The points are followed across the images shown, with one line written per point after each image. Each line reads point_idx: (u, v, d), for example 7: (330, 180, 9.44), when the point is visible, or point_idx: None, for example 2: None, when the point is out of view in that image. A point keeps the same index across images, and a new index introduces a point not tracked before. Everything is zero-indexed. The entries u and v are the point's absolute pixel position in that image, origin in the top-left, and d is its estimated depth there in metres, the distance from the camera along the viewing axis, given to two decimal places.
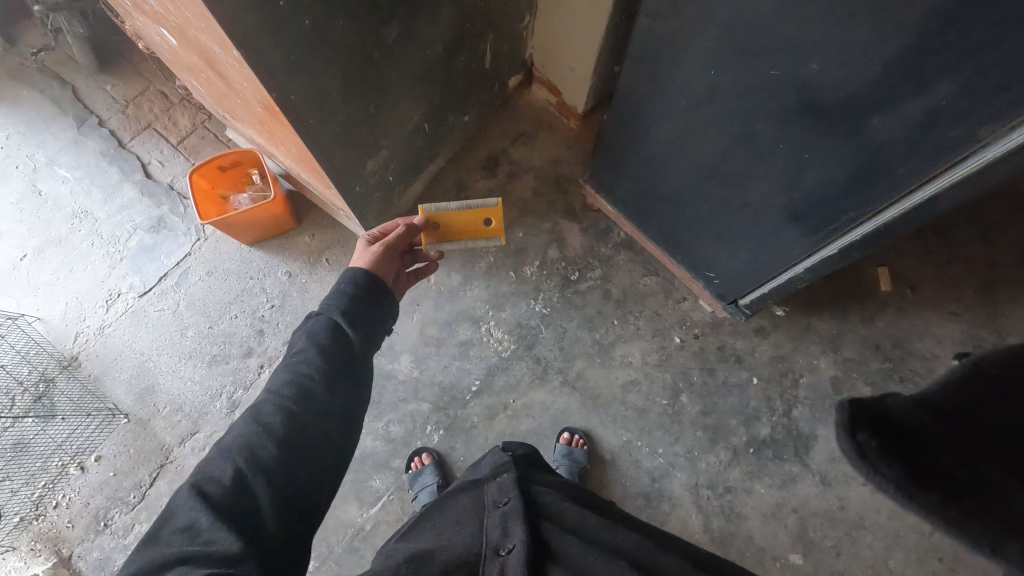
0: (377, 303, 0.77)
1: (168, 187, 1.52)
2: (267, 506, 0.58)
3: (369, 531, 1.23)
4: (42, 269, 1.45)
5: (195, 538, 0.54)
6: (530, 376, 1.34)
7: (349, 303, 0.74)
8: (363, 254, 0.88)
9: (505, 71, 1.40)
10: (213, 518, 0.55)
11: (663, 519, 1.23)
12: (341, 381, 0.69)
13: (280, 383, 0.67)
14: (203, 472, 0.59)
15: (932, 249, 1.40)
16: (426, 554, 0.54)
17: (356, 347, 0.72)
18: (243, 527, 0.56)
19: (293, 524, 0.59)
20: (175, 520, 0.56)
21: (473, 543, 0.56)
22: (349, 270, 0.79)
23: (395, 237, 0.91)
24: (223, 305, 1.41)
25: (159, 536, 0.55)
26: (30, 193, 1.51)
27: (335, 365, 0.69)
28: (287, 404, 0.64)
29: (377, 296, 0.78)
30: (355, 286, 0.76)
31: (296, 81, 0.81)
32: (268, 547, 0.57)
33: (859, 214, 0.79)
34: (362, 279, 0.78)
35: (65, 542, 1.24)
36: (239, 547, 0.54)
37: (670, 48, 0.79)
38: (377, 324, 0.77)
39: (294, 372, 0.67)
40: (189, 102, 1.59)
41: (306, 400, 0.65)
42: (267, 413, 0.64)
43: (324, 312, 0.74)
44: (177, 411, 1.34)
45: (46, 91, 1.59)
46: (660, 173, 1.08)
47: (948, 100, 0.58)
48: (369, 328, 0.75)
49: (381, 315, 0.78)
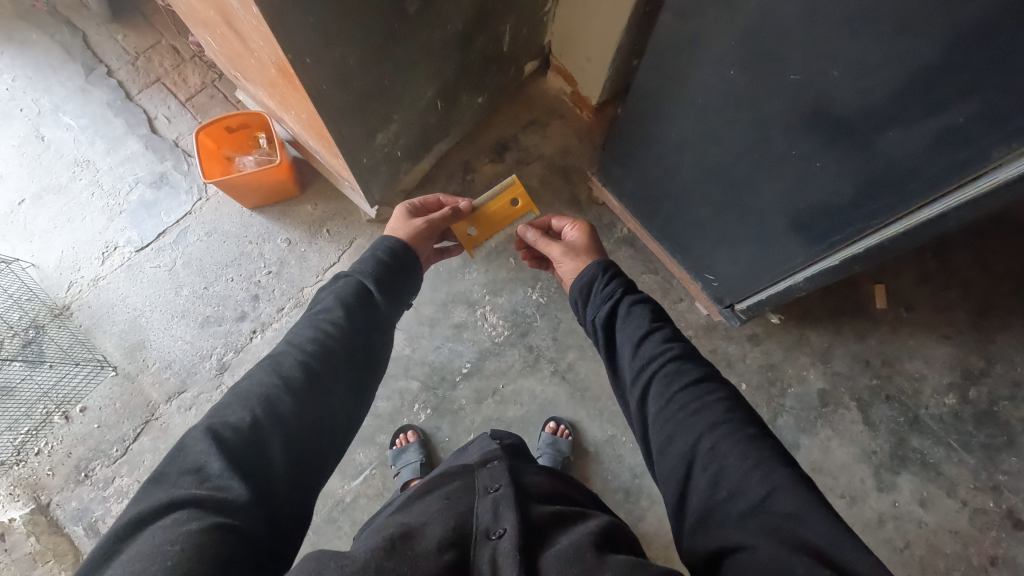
0: (403, 272, 0.81)
1: (173, 143, 1.51)
2: (279, 462, 0.56)
3: (349, 503, 1.24)
4: (41, 214, 1.44)
5: (204, 481, 0.51)
6: (521, 363, 1.34)
7: (379, 269, 0.78)
8: (404, 226, 0.91)
9: (521, 57, 1.39)
10: (223, 463, 0.53)
11: (640, 514, 1.23)
12: (358, 342, 0.70)
13: (303, 339, 0.67)
14: (218, 417, 0.58)
15: (929, 270, 1.41)
16: (413, 534, 0.51)
17: (379, 307, 0.76)
18: (253, 477, 0.54)
19: (299, 486, 0.57)
20: (183, 460, 0.53)
21: (462, 525, 0.52)
22: (385, 240, 0.83)
23: (439, 217, 0.93)
24: (220, 267, 1.40)
25: (164, 476, 0.52)
26: (32, 138, 1.49)
27: (358, 332, 0.71)
28: (307, 360, 0.64)
29: (405, 267, 0.82)
30: (388, 253, 0.81)
31: (312, 43, 0.79)
32: (275, 505, 0.54)
33: (864, 227, 0.78)
34: (394, 249, 0.81)
35: (43, 489, 1.24)
36: (249, 497, 0.51)
37: (692, 44, 0.78)
38: (400, 295, 0.80)
39: (318, 329, 0.68)
40: (200, 59, 1.57)
41: (323, 356, 0.66)
42: (288, 365, 0.63)
43: (353, 275, 0.76)
44: (166, 368, 1.33)
45: (56, 36, 1.57)
46: (670, 172, 1.07)
47: (967, 118, 0.57)
48: (393, 292, 0.79)
49: (407, 286, 0.82)
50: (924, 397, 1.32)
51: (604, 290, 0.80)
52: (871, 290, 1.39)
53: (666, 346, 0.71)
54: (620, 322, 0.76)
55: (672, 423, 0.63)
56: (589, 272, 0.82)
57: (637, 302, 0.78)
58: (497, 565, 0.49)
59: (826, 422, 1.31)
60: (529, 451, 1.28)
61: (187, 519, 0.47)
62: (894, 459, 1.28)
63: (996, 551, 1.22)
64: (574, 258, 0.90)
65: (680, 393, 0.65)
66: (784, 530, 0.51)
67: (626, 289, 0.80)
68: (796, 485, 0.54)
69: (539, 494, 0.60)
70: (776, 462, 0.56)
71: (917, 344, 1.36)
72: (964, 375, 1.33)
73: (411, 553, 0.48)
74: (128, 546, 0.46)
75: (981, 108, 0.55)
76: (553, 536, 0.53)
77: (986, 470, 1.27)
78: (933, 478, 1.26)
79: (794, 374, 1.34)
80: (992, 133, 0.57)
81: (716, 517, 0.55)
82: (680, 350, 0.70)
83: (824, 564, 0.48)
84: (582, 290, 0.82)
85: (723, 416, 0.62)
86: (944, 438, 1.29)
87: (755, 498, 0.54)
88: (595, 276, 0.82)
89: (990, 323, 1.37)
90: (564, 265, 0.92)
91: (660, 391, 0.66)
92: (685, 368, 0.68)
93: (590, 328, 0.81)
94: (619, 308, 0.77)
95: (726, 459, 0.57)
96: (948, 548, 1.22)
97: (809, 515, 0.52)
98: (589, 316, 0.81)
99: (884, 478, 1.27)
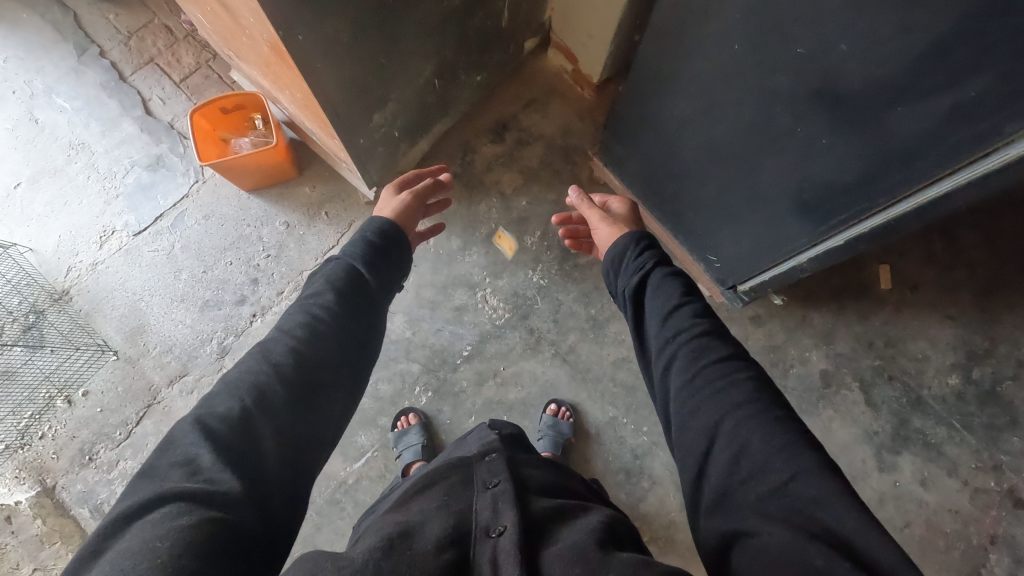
0: (394, 256, 0.80)
1: (168, 126, 1.49)
2: (274, 453, 0.56)
3: (351, 485, 1.25)
4: (37, 198, 1.43)
5: (194, 475, 0.51)
6: (522, 345, 1.34)
7: (369, 249, 0.77)
8: (392, 204, 0.90)
9: (520, 33, 1.36)
10: (214, 457, 0.52)
11: (642, 495, 1.24)
12: (352, 323, 0.70)
13: (293, 324, 0.67)
14: (209, 406, 0.57)
15: (935, 250, 1.39)
16: (412, 531, 0.51)
17: (372, 288, 0.75)
18: (246, 471, 0.53)
19: (295, 479, 0.57)
20: (173, 453, 0.53)
21: (461, 521, 0.52)
22: (376, 221, 0.82)
23: (423, 186, 0.92)
24: (219, 251, 1.40)
25: (155, 470, 0.52)
26: (25, 120, 1.47)
27: (351, 316, 0.70)
28: (297, 347, 0.64)
29: (397, 248, 0.81)
30: (380, 235, 0.80)
31: (303, 19, 0.77)
32: (270, 495, 0.54)
33: (871, 206, 0.77)
34: (385, 231, 0.80)
35: (49, 472, 1.25)
36: (240, 490, 0.51)
37: (697, 18, 0.76)
38: (392, 275, 0.79)
39: (309, 314, 0.68)
40: (194, 38, 1.54)
41: (314, 342, 0.65)
42: (279, 352, 0.63)
43: (345, 257, 0.75)
44: (167, 352, 1.33)
45: (47, 15, 1.54)
46: (672, 152, 1.06)
47: (980, 92, 0.55)
48: (385, 275, 0.78)
49: (398, 267, 0.81)
50: (927, 377, 1.31)
51: (636, 260, 0.79)
52: (875, 271, 1.38)
53: (695, 320, 0.70)
54: (650, 291, 0.75)
55: (695, 399, 0.63)
56: (623, 242, 0.82)
57: (669, 274, 0.77)
58: (498, 563, 0.48)
59: (827, 402, 1.30)
60: (530, 433, 1.28)
61: (177, 514, 0.47)
62: (896, 439, 1.28)
63: (996, 529, 1.22)
64: (611, 223, 0.89)
65: (706, 368, 0.64)
66: (803, 516, 0.51)
67: (659, 261, 0.79)
68: (821, 470, 0.53)
69: (538, 488, 0.59)
70: (800, 444, 0.56)
71: (922, 324, 1.34)
72: (968, 355, 1.32)
73: (409, 553, 0.48)
74: (116, 543, 0.46)
75: (996, 82, 0.54)
76: (552, 532, 0.52)
77: (988, 450, 1.26)
78: (934, 458, 1.26)
79: (796, 355, 1.33)
80: (1004, 108, 0.55)
81: (735, 497, 0.55)
82: (708, 327, 0.69)
83: (844, 555, 0.47)
84: (614, 261, 0.82)
85: (750, 396, 0.61)
86: (946, 418, 1.29)
87: (778, 480, 0.53)
88: (627, 246, 0.81)
89: (995, 304, 1.35)
90: (600, 229, 0.91)
91: (684, 365, 0.66)
92: (711, 345, 0.67)
93: (620, 299, 0.80)
94: (650, 279, 0.76)
95: (751, 437, 0.57)
96: (948, 527, 1.22)
97: (833, 501, 0.51)
98: (620, 286, 0.80)
99: (885, 458, 1.27)
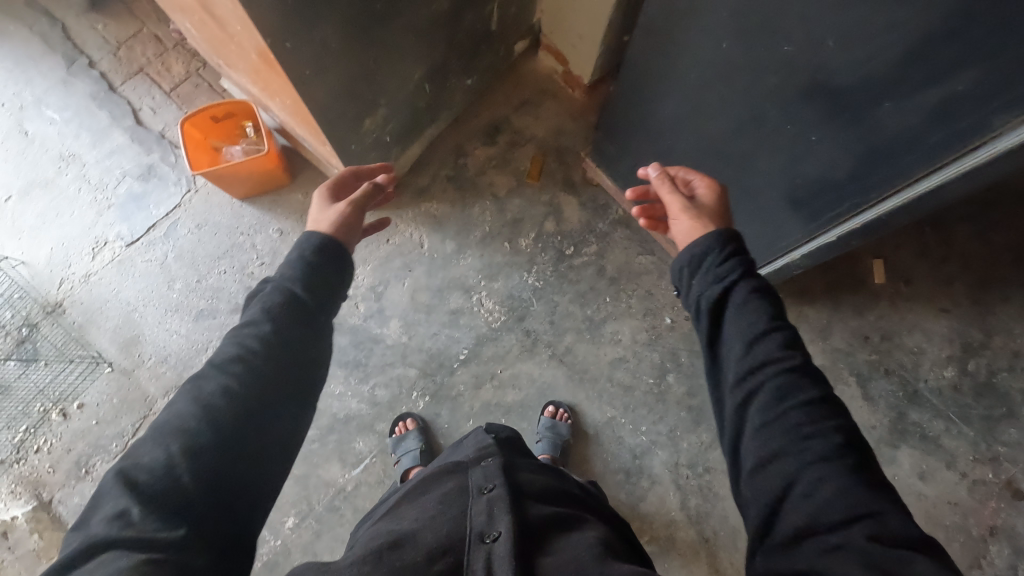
0: (336, 270, 0.71)
1: (159, 135, 1.48)
2: (211, 487, 0.53)
3: (350, 492, 1.24)
4: (28, 211, 1.42)
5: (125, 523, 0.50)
6: (519, 347, 1.34)
7: (305, 269, 0.68)
8: (325, 215, 0.77)
9: (510, 36, 1.36)
10: (143, 505, 0.51)
11: (641, 495, 1.24)
12: (286, 352, 0.63)
13: (223, 361, 0.61)
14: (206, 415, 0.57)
15: (927, 244, 1.40)
16: (405, 542, 0.51)
17: (309, 309, 0.66)
18: (180, 513, 0.51)
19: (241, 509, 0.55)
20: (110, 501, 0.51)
21: (456, 530, 0.52)
22: (310, 235, 0.71)
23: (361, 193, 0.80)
24: (212, 260, 1.39)
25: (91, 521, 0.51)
26: (15, 133, 1.47)
27: (285, 344, 0.63)
28: (228, 386, 0.59)
29: (337, 260, 0.71)
30: (316, 251, 0.70)
31: (290, 26, 0.77)
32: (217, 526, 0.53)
33: (861, 203, 0.78)
34: (320, 245, 0.71)
35: (45, 486, 1.24)
36: (176, 531, 0.50)
37: (684, 18, 0.76)
38: (336, 292, 0.71)
39: (240, 348, 0.62)
40: (183, 47, 1.54)
41: (246, 379, 0.59)
42: (208, 392, 0.58)
43: (276, 281, 0.67)
44: (162, 362, 1.33)
45: (35, 27, 1.53)
46: (664, 152, 1.06)
47: (966, 86, 0.56)
48: (326, 293, 0.69)
49: (342, 280, 0.72)
50: (923, 371, 1.32)
51: (720, 267, 0.65)
52: (869, 265, 1.39)
53: (786, 354, 0.59)
54: (733, 308, 0.63)
55: (773, 445, 0.54)
56: (705, 241, 0.68)
57: (756, 290, 0.63)
58: (493, 571, 0.48)
59: None
60: (529, 436, 1.28)
61: (112, 563, 0.47)
62: (893, 433, 1.28)
63: (995, 521, 1.22)
64: (693, 215, 0.73)
65: (791, 413, 0.55)
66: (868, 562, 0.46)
67: (746, 271, 0.65)
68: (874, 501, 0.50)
69: (535, 492, 0.59)
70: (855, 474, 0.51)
71: (916, 318, 1.35)
72: (963, 347, 1.33)
73: (400, 563, 0.49)
74: None
75: (982, 76, 0.54)
76: (547, 540, 0.52)
77: (986, 442, 1.27)
78: (932, 450, 1.27)
79: None
80: (991, 101, 0.55)
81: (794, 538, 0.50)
82: (800, 363, 0.58)
83: None
84: (691, 260, 0.68)
85: (838, 446, 0.53)
86: (943, 411, 1.29)
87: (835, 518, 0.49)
88: (710, 247, 0.67)
89: (988, 296, 1.36)
90: (679, 222, 0.74)
91: (766, 406, 0.56)
92: (799, 385, 0.57)
93: (692, 307, 0.67)
94: (734, 293, 0.63)
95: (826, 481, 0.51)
96: (947, 519, 1.22)
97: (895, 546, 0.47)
98: (693, 292, 0.67)
99: (883, 452, 1.27)
